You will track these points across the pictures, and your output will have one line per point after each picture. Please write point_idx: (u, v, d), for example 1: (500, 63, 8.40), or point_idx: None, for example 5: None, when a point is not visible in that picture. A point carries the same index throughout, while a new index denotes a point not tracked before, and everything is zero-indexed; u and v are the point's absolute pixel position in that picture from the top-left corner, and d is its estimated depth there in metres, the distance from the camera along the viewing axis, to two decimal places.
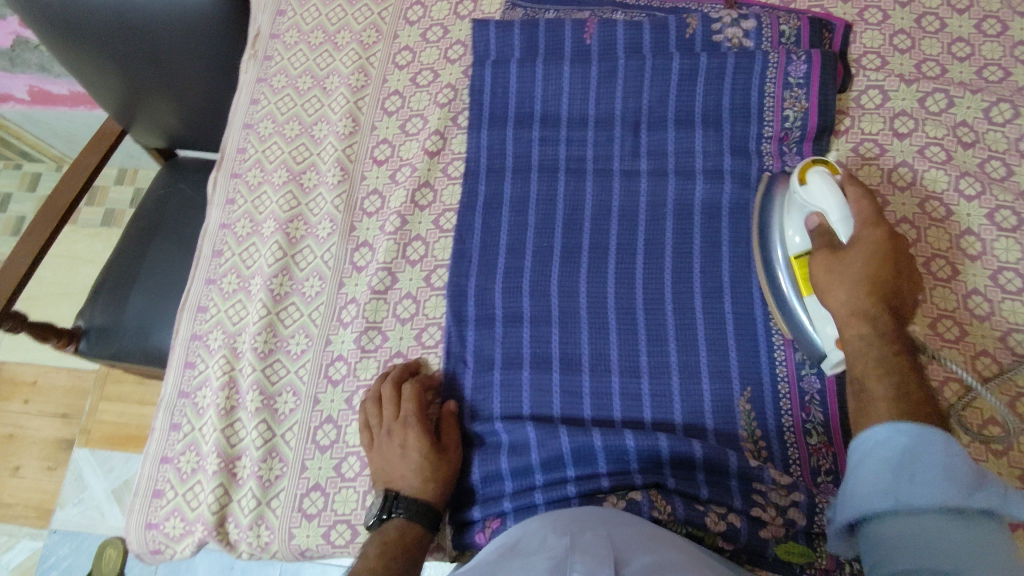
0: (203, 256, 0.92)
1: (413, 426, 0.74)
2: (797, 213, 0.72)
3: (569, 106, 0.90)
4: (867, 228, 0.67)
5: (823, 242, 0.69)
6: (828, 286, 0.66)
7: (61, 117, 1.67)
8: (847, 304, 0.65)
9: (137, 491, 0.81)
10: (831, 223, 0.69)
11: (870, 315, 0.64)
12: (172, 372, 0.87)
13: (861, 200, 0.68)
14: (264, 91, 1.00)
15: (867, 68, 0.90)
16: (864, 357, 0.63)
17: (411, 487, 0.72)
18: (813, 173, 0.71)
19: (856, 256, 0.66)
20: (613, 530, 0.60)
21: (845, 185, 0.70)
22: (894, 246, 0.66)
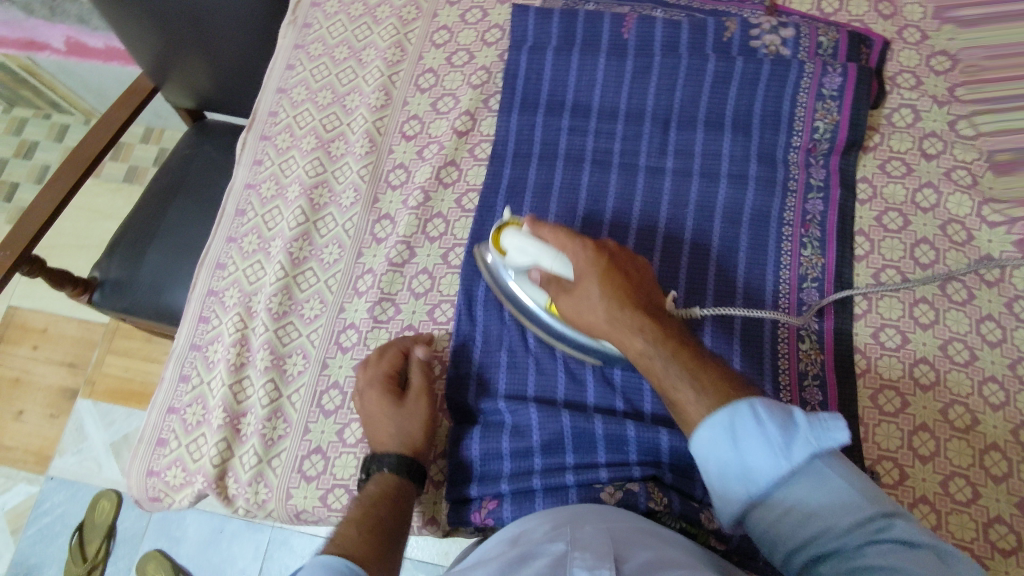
0: (225, 214, 0.93)
1: (375, 381, 0.75)
2: (524, 277, 0.75)
3: (600, 98, 0.90)
4: (587, 265, 0.66)
5: (556, 286, 0.68)
6: (588, 323, 0.65)
7: (94, 71, 1.69)
8: (609, 325, 0.63)
9: (141, 437, 0.83)
10: (548, 271, 0.69)
11: (628, 322, 0.62)
12: (186, 325, 0.88)
13: (568, 238, 0.69)
14: (301, 57, 1.01)
15: (902, 86, 0.90)
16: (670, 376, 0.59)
17: (381, 441, 0.73)
18: (506, 235, 0.72)
19: (589, 288, 0.65)
20: (613, 525, 0.61)
21: (534, 231, 0.71)
22: (620, 266, 0.67)
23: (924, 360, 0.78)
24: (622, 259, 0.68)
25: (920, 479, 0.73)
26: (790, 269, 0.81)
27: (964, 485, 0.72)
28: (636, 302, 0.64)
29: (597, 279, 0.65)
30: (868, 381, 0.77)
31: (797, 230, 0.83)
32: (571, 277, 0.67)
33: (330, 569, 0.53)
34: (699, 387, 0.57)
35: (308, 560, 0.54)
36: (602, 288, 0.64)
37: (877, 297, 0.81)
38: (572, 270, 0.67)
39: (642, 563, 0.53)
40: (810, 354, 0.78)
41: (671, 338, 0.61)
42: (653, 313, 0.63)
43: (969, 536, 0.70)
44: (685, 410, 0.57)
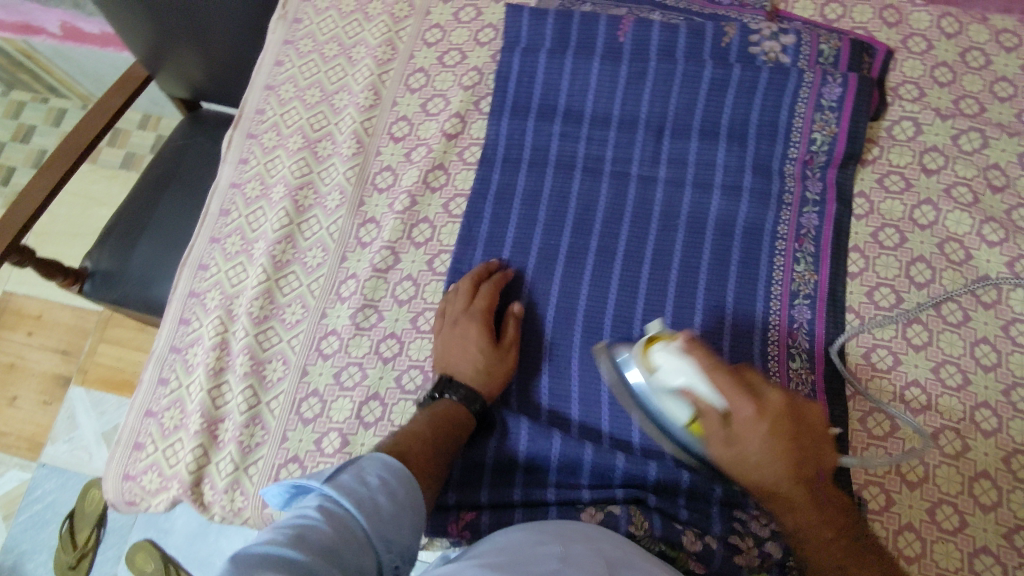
0: (209, 214, 0.92)
1: (476, 319, 0.76)
2: (664, 394, 0.64)
3: (593, 103, 0.88)
4: (744, 403, 0.59)
5: (705, 419, 0.62)
6: (736, 464, 0.61)
7: (90, 56, 1.66)
8: (760, 458, 0.59)
9: (120, 440, 0.82)
10: (700, 398, 0.61)
11: (765, 473, 0.60)
12: (167, 326, 0.87)
13: (711, 363, 0.60)
14: (290, 54, 0.99)
15: (904, 98, 0.87)
16: (805, 517, 0.61)
17: (463, 375, 0.74)
18: (657, 348, 0.65)
19: (756, 424, 0.59)
20: (603, 547, 0.59)
21: (685, 348, 0.63)
22: (778, 414, 0.60)
23: (915, 384, 0.76)
24: (781, 409, 0.60)
25: (907, 505, 0.72)
26: (781, 285, 0.79)
27: (952, 513, 0.71)
28: (792, 442, 0.60)
29: (764, 432, 0.59)
30: (856, 403, 0.76)
31: (790, 245, 0.81)
32: (721, 407, 0.61)
33: (388, 468, 0.58)
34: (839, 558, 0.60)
35: (367, 454, 0.58)
36: (768, 445, 0.59)
37: (869, 316, 0.79)
38: (718, 399, 0.60)
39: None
40: (800, 373, 0.76)
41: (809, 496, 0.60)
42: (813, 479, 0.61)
43: (954, 566, 0.69)
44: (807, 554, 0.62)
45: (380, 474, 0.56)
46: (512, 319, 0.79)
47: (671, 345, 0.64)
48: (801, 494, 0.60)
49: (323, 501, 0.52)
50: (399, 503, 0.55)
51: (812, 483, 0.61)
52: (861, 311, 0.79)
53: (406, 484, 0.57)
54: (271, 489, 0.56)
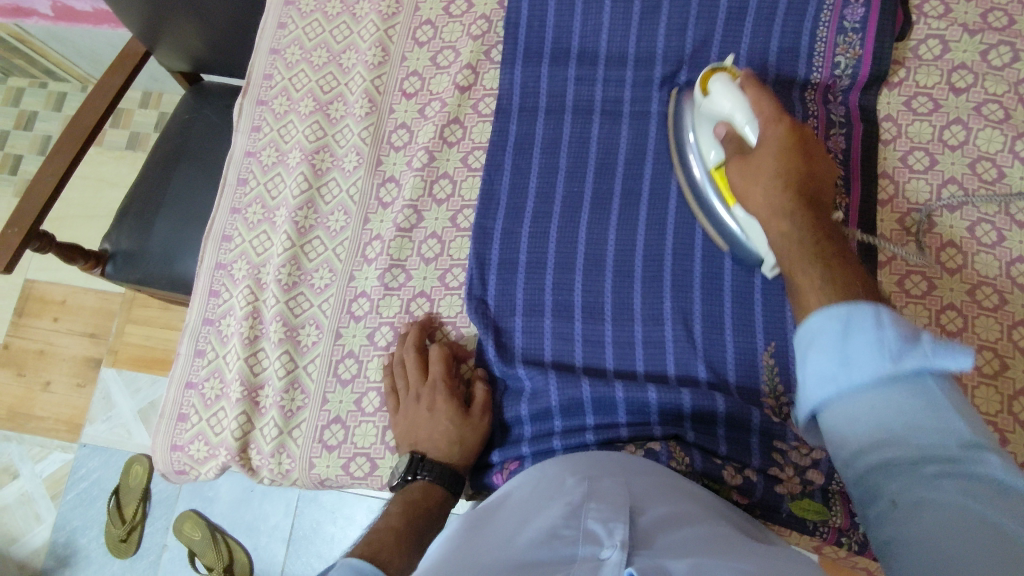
0: (227, 185, 0.91)
1: (441, 389, 0.74)
2: (705, 129, 0.74)
3: (607, 44, 0.85)
4: (763, 194, 0.64)
5: (733, 147, 0.70)
6: (746, 191, 0.66)
7: (84, 35, 1.63)
8: (767, 205, 0.63)
9: (162, 413, 0.83)
10: (735, 130, 0.70)
11: (799, 246, 0.59)
12: (197, 299, 0.87)
13: (761, 96, 0.68)
14: (292, 15, 0.96)
15: (929, 15, 0.84)
16: (777, 227, 0.62)
17: (439, 451, 0.72)
18: (715, 79, 0.72)
19: (764, 157, 0.65)
20: (633, 478, 0.60)
21: (743, 85, 0.70)
22: (804, 144, 0.65)
23: (951, 307, 0.75)
24: (811, 150, 0.66)
25: None
26: None
27: (991, 432, 0.71)
28: (807, 206, 0.62)
29: (775, 155, 0.65)
30: None
31: None
32: (753, 142, 0.68)
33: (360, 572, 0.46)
34: (840, 283, 0.53)
35: (338, 561, 0.47)
36: (779, 159, 0.64)
37: (902, 242, 0.78)
38: (757, 132, 0.68)
39: (653, 522, 0.52)
40: None
41: (810, 213, 0.61)
42: (818, 209, 0.62)
43: None
44: (804, 296, 0.53)
45: None
46: (479, 382, 0.77)
47: (731, 82, 0.71)
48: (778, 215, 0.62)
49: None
50: None
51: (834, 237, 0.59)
52: (894, 238, 0.78)
53: None
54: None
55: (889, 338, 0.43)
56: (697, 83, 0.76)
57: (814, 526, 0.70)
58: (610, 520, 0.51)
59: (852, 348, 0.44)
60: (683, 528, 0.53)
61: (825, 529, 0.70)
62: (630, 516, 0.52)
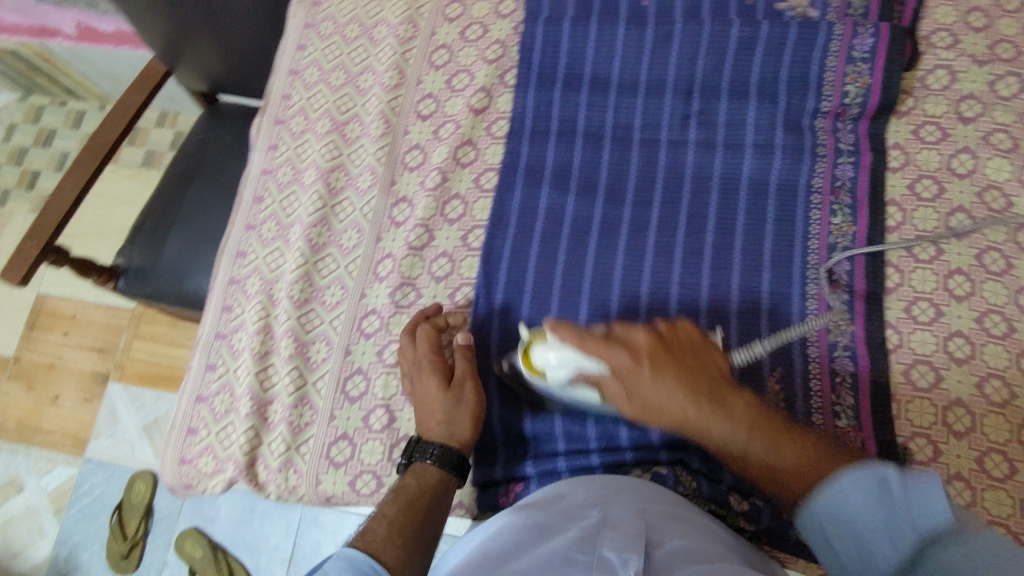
0: (243, 202, 0.93)
1: (422, 366, 0.74)
2: (567, 388, 0.70)
3: (620, 70, 0.87)
4: (627, 377, 0.65)
5: (607, 388, 0.67)
6: (650, 404, 0.64)
7: (106, 55, 1.66)
8: (710, 421, 0.63)
9: (172, 427, 0.84)
10: (590, 376, 0.67)
11: (751, 433, 0.61)
12: (210, 314, 0.88)
13: (576, 335, 0.67)
14: (312, 38, 0.99)
15: (938, 46, 0.85)
16: (776, 458, 0.60)
17: (435, 428, 0.72)
18: (535, 350, 0.69)
19: (643, 382, 0.64)
20: (647, 506, 0.60)
21: (556, 328, 0.68)
22: (667, 353, 0.65)
23: (958, 334, 0.75)
24: (683, 350, 0.66)
25: (954, 455, 0.71)
26: (819, 237, 0.79)
27: (1000, 461, 0.71)
28: (705, 399, 0.62)
29: (651, 376, 0.64)
30: (900, 356, 0.75)
31: (826, 197, 0.80)
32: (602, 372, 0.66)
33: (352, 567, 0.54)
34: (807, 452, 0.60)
35: (334, 554, 0.55)
36: (663, 383, 0.63)
37: (910, 270, 0.78)
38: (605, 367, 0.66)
39: (669, 553, 0.52)
40: (840, 325, 0.76)
41: (742, 410, 0.62)
42: (722, 381, 0.65)
43: (1005, 512, 0.69)
44: (716, 441, 0.63)
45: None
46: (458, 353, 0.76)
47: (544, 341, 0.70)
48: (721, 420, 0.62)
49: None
50: None
51: (772, 415, 0.63)
52: (901, 264, 0.78)
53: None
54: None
55: (861, 487, 0.52)
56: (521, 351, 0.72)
57: None
58: (624, 549, 0.51)
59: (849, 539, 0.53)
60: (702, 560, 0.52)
61: None
62: (645, 546, 0.52)
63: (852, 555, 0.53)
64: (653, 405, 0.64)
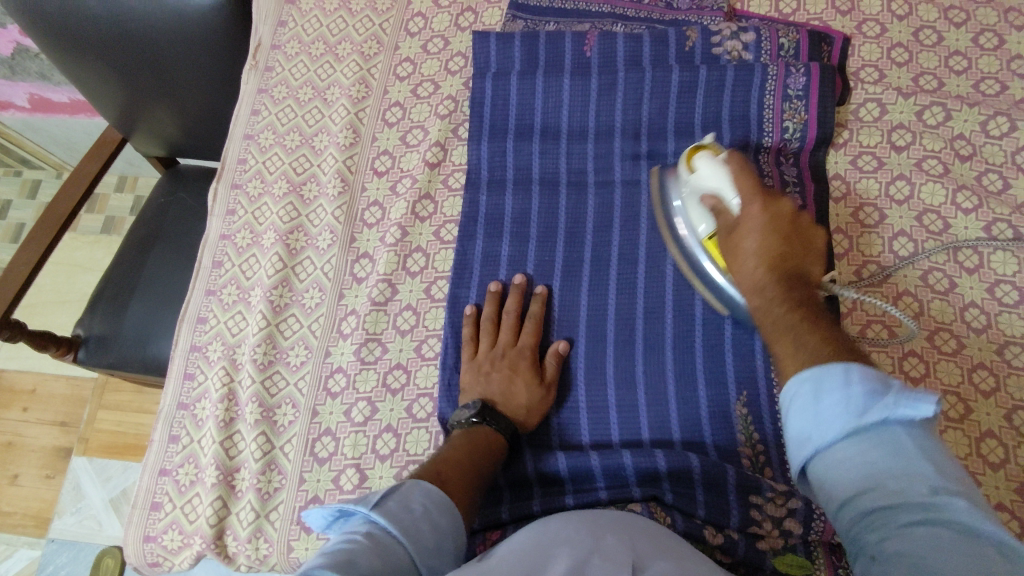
0: (202, 267, 0.92)
1: (526, 355, 0.78)
2: (692, 204, 0.73)
3: (569, 118, 0.90)
4: (753, 213, 0.64)
5: (721, 220, 0.68)
6: (733, 255, 0.65)
7: (60, 124, 1.65)
8: (753, 282, 0.61)
9: (136, 503, 0.81)
10: (721, 204, 0.68)
11: (765, 285, 0.59)
12: (172, 383, 0.87)
13: (743, 170, 0.68)
14: (266, 102, 1.00)
15: (866, 81, 0.90)
16: (784, 344, 0.54)
17: (506, 405, 0.76)
18: (701, 157, 0.73)
19: (749, 242, 0.63)
20: (635, 537, 0.59)
21: (728, 160, 0.70)
22: (790, 229, 0.63)
23: (912, 353, 0.77)
24: (789, 219, 0.63)
25: None
26: None
27: None
28: (784, 262, 0.60)
29: (760, 222, 0.63)
30: None
31: None
32: (733, 211, 0.67)
33: (429, 497, 0.59)
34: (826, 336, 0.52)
35: (408, 483, 0.59)
36: (763, 239, 0.62)
37: (860, 294, 0.81)
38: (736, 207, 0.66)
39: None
40: None
41: (783, 282, 0.59)
42: (800, 279, 0.59)
43: None
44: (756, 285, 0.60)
45: (421, 504, 0.58)
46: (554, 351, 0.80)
47: (714, 156, 0.72)
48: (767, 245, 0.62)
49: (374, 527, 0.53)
50: (439, 531, 0.57)
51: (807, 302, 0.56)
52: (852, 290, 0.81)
53: (445, 514, 0.59)
54: (313, 513, 0.56)
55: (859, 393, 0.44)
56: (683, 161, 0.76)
57: None
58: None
59: (822, 409, 0.45)
60: None
61: None
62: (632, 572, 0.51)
63: (805, 420, 0.46)
64: (743, 239, 0.64)
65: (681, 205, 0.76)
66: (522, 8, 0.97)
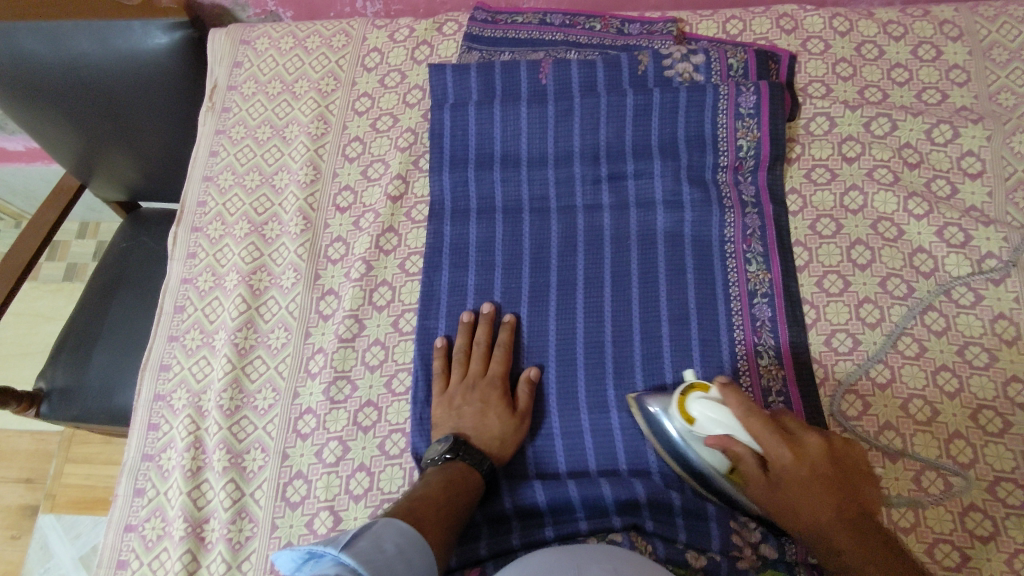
0: (164, 313, 0.91)
1: (497, 386, 0.78)
2: (695, 443, 0.69)
3: (528, 145, 0.90)
4: (790, 463, 0.64)
5: (743, 468, 0.67)
6: (779, 503, 0.66)
7: (17, 173, 1.62)
8: (813, 516, 0.64)
9: (100, 562, 0.78)
10: (742, 447, 0.66)
11: (830, 527, 0.63)
12: (135, 435, 0.84)
13: (749, 412, 0.65)
14: (223, 143, 0.99)
15: (814, 96, 0.93)
16: (811, 511, 0.64)
17: (479, 439, 0.76)
18: (691, 401, 0.68)
19: (784, 454, 0.64)
20: (619, 565, 0.59)
21: (723, 397, 0.67)
22: (829, 479, 0.64)
23: (877, 360, 0.79)
24: (830, 474, 0.64)
25: (892, 478, 0.74)
26: (738, 285, 0.82)
27: (935, 478, 0.73)
28: (840, 492, 0.64)
29: (802, 489, 0.65)
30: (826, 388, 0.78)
31: (739, 247, 0.84)
32: (761, 455, 0.66)
33: (402, 533, 0.60)
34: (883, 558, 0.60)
35: (381, 519, 0.60)
36: (815, 479, 0.64)
37: (824, 304, 0.82)
38: (750, 440, 0.66)
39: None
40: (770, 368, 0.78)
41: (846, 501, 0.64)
42: (851, 491, 0.65)
43: (948, 528, 0.71)
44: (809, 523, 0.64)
45: (395, 540, 0.58)
46: (525, 383, 0.79)
47: (710, 396, 0.68)
48: (824, 496, 0.64)
49: (341, 567, 0.52)
50: (413, 567, 0.58)
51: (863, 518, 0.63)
52: (815, 300, 0.82)
53: (419, 549, 0.60)
54: (283, 556, 0.55)
55: None
56: (673, 402, 0.70)
57: None
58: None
59: None
60: None
61: None
62: None
63: None
64: (784, 480, 0.65)
65: (673, 424, 0.71)
66: (477, 40, 0.98)
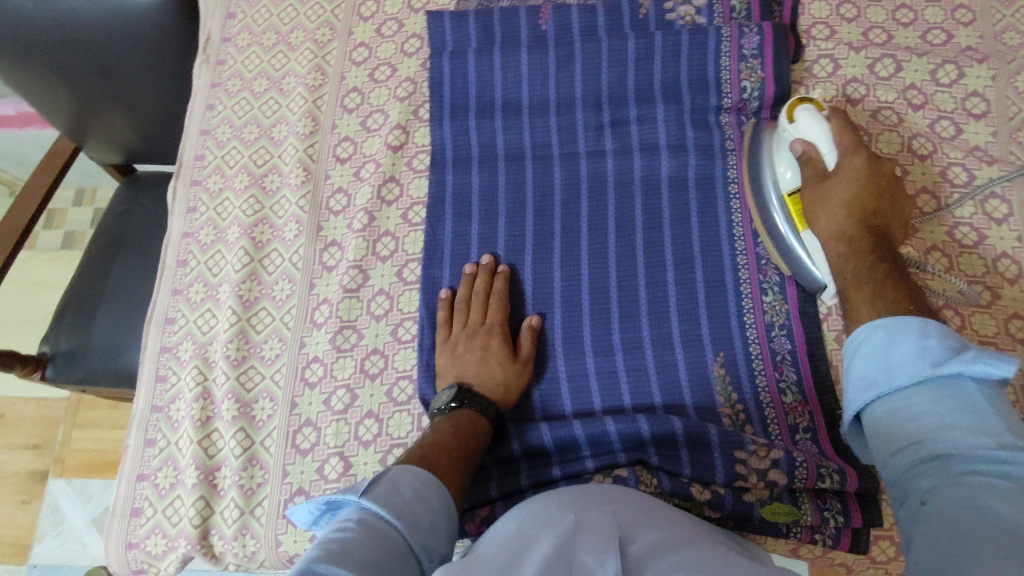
0: (167, 267, 0.90)
1: (497, 334, 0.78)
2: (785, 148, 0.76)
3: (529, 92, 0.89)
4: (848, 153, 0.72)
5: (807, 172, 0.73)
6: (815, 209, 0.71)
7: (9, 139, 1.60)
8: (831, 221, 0.70)
9: (114, 511, 0.79)
10: (817, 158, 0.73)
11: (851, 235, 0.69)
12: (143, 388, 0.85)
13: (844, 127, 0.73)
14: (219, 96, 0.98)
15: (818, 38, 0.91)
16: (825, 217, 0.71)
17: (482, 386, 0.75)
18: (802, 110, 0.75)
19: (842, 181, 0.71)
20: (618, 509, 0.60)
21: (828, 117, 0.74)
22: (877, 187, 0.71)
23: None
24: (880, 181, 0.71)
25: None
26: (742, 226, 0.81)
27: None
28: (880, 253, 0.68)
29: (852, 179, 0.70)
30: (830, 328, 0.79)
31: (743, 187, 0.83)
32: (829, 165, 0.72)
33: (418, 478, 0.58)
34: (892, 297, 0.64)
35: (396, 467, 0.58)
36: (853, 188, 0.70)
37: None
38: (835, 159, 0.72)
39: (642, 548, 0.53)
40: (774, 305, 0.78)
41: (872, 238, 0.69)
42: (884, 239, 0.69)
43: None
44: (818, 215, 0.71)
45: (413, 485, 0.56)
46: (528, 332, 0.79)
47: (819, 114, 0.74)
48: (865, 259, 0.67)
49: (363, 512, 0.51)
50: (433, 510, 0.56)
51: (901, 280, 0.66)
52: None
53: (438, 494, 0.57)
54: (300, 509, 0.57)
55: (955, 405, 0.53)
56: (783, 109, 0.77)
57: (786, 528, 0.71)
58: (600, 552, 0.51)
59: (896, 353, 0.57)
60: (677, 551, 0.54)
61: (798, 530, 0.71)
62: (620, 544, 0.53)
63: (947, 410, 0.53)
64: (838, 181, 0.71)
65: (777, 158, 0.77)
66: None
